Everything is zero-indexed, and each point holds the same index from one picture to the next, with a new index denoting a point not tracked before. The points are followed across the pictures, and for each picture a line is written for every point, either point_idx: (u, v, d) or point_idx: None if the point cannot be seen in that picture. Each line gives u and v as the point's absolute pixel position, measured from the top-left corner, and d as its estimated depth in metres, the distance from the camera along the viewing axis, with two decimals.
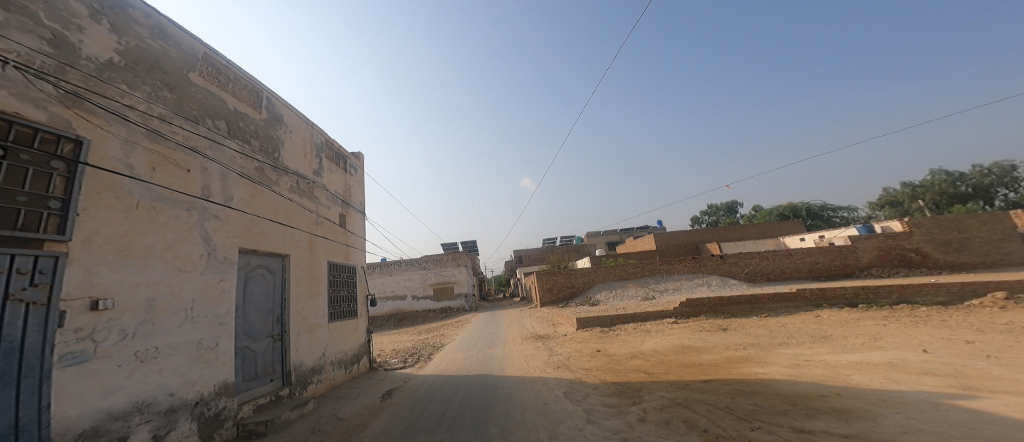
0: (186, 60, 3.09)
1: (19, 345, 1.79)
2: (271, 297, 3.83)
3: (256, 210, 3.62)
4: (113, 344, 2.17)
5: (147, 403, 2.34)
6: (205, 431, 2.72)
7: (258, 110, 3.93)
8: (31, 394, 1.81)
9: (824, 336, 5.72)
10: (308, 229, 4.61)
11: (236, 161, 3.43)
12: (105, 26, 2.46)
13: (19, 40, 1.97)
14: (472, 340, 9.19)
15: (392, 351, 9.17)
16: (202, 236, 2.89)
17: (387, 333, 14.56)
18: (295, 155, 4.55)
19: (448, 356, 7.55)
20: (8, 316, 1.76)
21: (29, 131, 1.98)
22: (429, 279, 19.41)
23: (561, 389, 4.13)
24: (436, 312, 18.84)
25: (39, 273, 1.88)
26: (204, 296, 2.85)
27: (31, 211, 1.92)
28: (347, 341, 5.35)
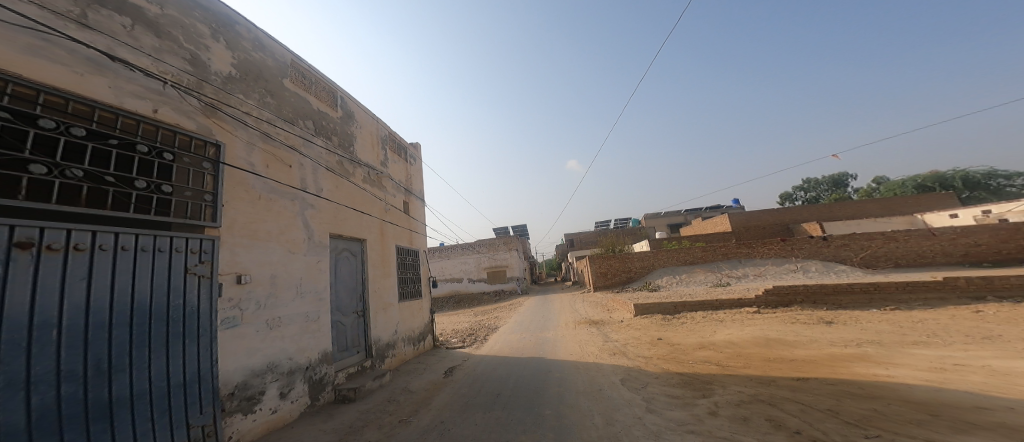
0: (279, 68, 3.37)
1: (197, 310, 2.16)
2: (355, 276, 4.18)
3: (339, 199, 3.92)
4: (252, 312, 2.57)
5: (275, 364, 2.72)
6: (313, 392, 3.09)
7: (334, 108, 4.20)
8: (207, 351, 2.19)
9: (985, 337, 4.88)
10: (379, 216, 4.90)
11: (323, 156, 3.73)
12: (223, 43, 2.76)
13: (171, 63, 2.32)
14: (524, 323, 9.36)
15: (449, 331, 9.67)
16: (305, 223, 3.21)
17: (446, 313, 15.40)
18: (365, 148, 4.81)
19: (501, 338, 7.75)
20: (189, 285, 2.12)
21: (187, 139, 2.31)
22: (482, 262, 20.05)
23: (618, 376, 4.06)
24: (491, 295, 19.24)
25: (204, 253, 2.23)
26: (309, 275, 3.19)
27: (194, 203, 2.24)
28: (414, 320, 5.70)
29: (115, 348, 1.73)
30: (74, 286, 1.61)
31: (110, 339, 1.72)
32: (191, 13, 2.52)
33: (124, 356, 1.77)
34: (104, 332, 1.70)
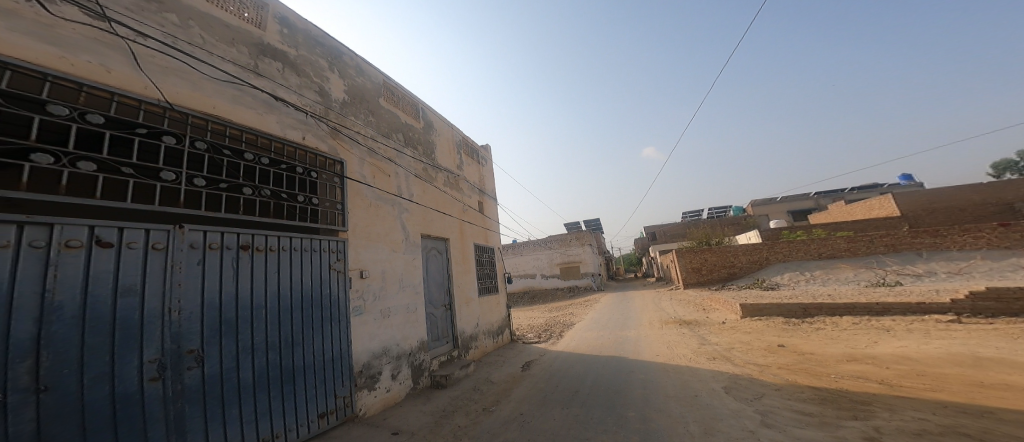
0: (376, 90, 4.08)
1: (337, 299, 2.95)
2: (443, 273, 4.62)
3: (427, 202, 4.44)
4: (370, 301, 3.31)
5: (388, 349, 3.40)
6: (415, 375, 3.68)
7: (418, 120, 4.76)
8: (345, 330, 2.98)
9: None
10: (459, 215, 5.23)
11: (413, 165, 4.33)
12: (337, 74, 3.54)
13: (309, 96, 3.11)
14: (603, 321, 9.02)
15: (527, 326, 9.76)
16: (401, 224, 3.86)
17: (522, 309, 15.63)
18: (446, 154, 5.27)
19: (580, 334, 7.56)
20: (332, 279, 2.92)
21: (325, 160, 3.14)
22: (555, 258, 19.95)
23: (719, 383, 3.64)
24: (565, 291, 19.04)
25: (338, 253, 3.03)
26: (408, 271, 3.85)
27: (330, 211, 3.07)
28: (494, 313, 5.93)
29: (291, 327, 2.53)
30: (269, 281, 2.41)
31: (289, 321, 2.51)
32: (313, 51, 3.30)
33: (299, 333, 2.57)
34: (285, 315, 2.50)
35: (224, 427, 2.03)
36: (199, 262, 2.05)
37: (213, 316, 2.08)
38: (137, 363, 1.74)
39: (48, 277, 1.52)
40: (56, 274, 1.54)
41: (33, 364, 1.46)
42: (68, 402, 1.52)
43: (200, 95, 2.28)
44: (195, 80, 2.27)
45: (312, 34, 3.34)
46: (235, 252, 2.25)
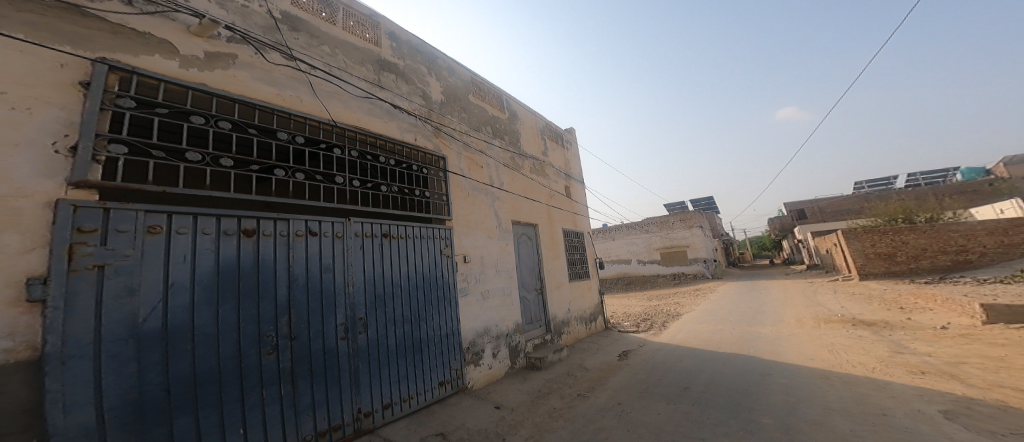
0: (465, 87, 4.70)
1: (448, 281, 3.61)
2: (533, 258, 5.17)
3: (515, 190, 5.00)
4: (473, 282, 3.95)
5: (489, 330, 3.99)
6: (512, 355, 4.22)
7: (502, 111, 5.38)
8: (455, 306, 3.64)
9: None
10: (546, 201, 5.81)
11: (500, 155, 4.96)
12: (434, 78, 4.19)
13: (417, 102, 3.80)
14: (719, 312, 8.00)
15: (622, 314, 9.32)
16: (495, 212, 4.49)
17: (618, 297, 14.93)
18: (530, 141, 5.87)
19: (687, 325, 6.88)
20: (444, 263, 3.61)
21: (431, 157, 3.85)
22: (654, 243, 18.48)
23: (922, 401, 2.81)
24: (667, 278, 17.62)
25: (447, 240, 3.71)
26: (503, 256, 4.41)
27: (438, 202, 3.78)
28: (584, 299, 6.28)
29: (421, 304, 3.25)
30: (401, 263, 3.14)
31: (419, 300, 3.24)
32: (416, 59, 4.00)
33: (424, 312, 3.25)
34: (417, 294, 3.24)
35: (381, 382, 2.76)
36: (363, 248, 2.84)
37: (373, 293, 2.83)
38: (335, 324, 2.52)
39: (291, 258, 2.34)
40: (293, 254, 2.36)
41: (287, 320, 2.27)
42: (305, 349, 2.31)
43: (350, 113, 3.03)
44: (347, 101, 3.03)
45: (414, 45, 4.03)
46: (382, 240, 3.03)
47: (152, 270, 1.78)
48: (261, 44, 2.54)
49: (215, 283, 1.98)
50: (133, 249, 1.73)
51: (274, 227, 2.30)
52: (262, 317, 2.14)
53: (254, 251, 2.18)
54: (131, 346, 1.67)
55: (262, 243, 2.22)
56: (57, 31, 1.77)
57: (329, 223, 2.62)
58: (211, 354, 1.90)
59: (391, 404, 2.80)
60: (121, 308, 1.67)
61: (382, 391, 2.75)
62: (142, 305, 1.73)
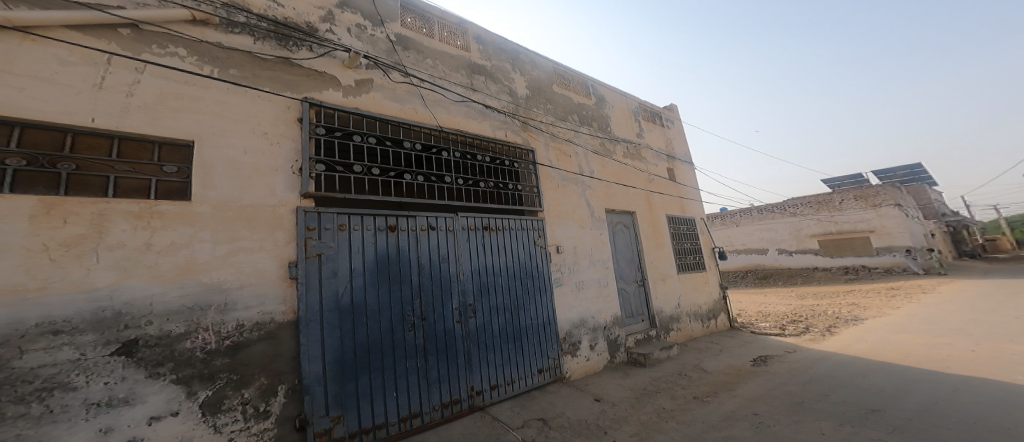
0: (543, 78, 5.99)
1: (541, 271, 4.72)
2: (631, 246, 6.35)
3: (608, 176, 6.32)
4: (558, 269, 4.96)
5: (585, 322, 5.03)
6: (612, 348, 5.21)
7: (585, 96, 6.62)
8: (547, 295, 4.71)
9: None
10: (643, 187, 7.05)
11: (587, 142, 6.21)
12: (512, 72, 5.53)
13: (500, 95, 5.19)
14: (905, 322, 7.20)
15: (762, 315, 9.67)
16: (582, 198, 5.66)
17: (757, 293, 14.92)
18: (622, 124, 7.22)
19: (871, 332, 6.65)
20: (538, 255, 4.77)
21: (518, 149, 5.18)
22: (806, 227, 17.45)
23: None
24: (835, 272, 16.10)
25: (537, 230, 4.88)
26: (597, 245, 5.55)
27: (528, 192, 5.07)
28: (699, 295, 7.33)
29: (518, 297, 4.38)
30: (497, 259, 4.33)
31: (515, 293, 4.37)
32: (500, 57, 5.43)
33: (520, 306, 4.37)
34: (512, 286, 4.37)
35: (487, 367, 3.92)
36: (467, 244, 4.09)
37: (477, 287, 4.03)
38: (453, 309, 3.78)
39: (418, 243, 3.67)
40: (421, 245, 3.69)
41: (420, 306, 3.52)
42: (434, 326, 3.57)
43: (452, 119, 4.48)
44: (448, 106, 4.49)
45: (497, 42, 5.49)
46: (482, 231, 4.29)
47: (343, 259, 3.14)
48: (386, 66, 4.03)
49: (377, 269, 3.32)
50: (335, 241, 3.14)
51: (408, 223, 3.67)
52: (406, 304, 3.42)
53: (397, 242, 3.53)
54: (336, 316, 2.98)
55: (400, 235, 3.57)
56: (282, 79, 3.28)
57: (440, 219, 3.95)
58: (377, 326, 3.19)
59: (496, 386, 3.93)
60: (331, 288, 3.01)
61: (489, 373, 3.91)
62: (339, 285, 3.06)
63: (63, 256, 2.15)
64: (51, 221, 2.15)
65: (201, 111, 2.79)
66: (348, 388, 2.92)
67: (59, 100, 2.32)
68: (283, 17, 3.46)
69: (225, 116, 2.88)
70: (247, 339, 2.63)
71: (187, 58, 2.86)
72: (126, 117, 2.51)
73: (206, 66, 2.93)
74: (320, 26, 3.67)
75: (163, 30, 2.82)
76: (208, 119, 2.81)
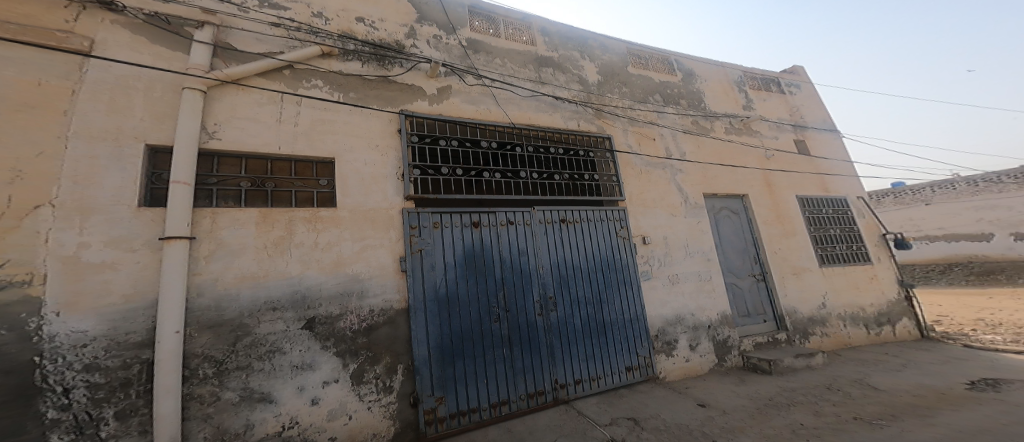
0: (622, 61, 6.62)
1: (627, 262, 5.12)
2: (743, 236, 6.45)
3: (705, 156, 6.61)
4: (633, 259, 5.17)
5: (682, 319, 5.26)
6: (721, 350, 5.40)
7: (675, 74, 7.13)
8: (632, 285, 5.03)
9: None
10: (760, 165, 7.17)
11: (678, 121, 6.64)
12: (589, 60, 6.24)
13: (564, 84, 5.81)
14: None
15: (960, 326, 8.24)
16: (673, 184, 5.99)
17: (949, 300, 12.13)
18: (720, 97, 7.45)
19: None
20: (620, 245, 5.16)
21: (587, 136, 5.67)
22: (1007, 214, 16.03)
23: None
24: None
25: (623, 219, 5.32)
26: (692, 235, 5.81)
27: (606, 181, 5.52)
28: (863, 296, 6.94)
29: (602, 291, 4.80)
30: (577, 251, 4.82)
31: (593, 289, 4.76)
32: (566, 46, 6.12)
33: (604, 299, 4.77)
34: (591, 281, 4.78)
35: (571, 363, 4.36)
36: (545, 240, 4.65)
37: (555, 283, 4.53)
38: (538, 300, 4.36)
39: (500, 238, 4.36)
40: (502, 238, 4.37)
41: (505, 300, 4.16)
42: (519, 318, 4.18)
43: (522, 113, 5.25)
44: (518, 102, 5.27)
45: (563, 33, 6.20)
46: (559, 224, 4.85)
47: (436, 254, 3.95)
48: (460, 71, 4.97)
49: (468, 263, 4.07)
50: (433, 238, 3.99)
51: (489, 219, 4.38)
52: (494, 297, 4.10)
53: (481, 237, 4.25)
54: (435, 306, 3.77)
55: (483, 230, 4.28)
56: (384, 96, 4.33)
57: (519, 214, 4.59)
58: (468, 319, 3.89)
59: (579, 381, 4.35)
60: (431, 282, 3.83)
61: (573, 368, 4.36)
62: (438, 278, 3.88)
63: (275, 252, 3.29)
64: (266, 227, 3.32)
65: (338, 132, 3.91)
66: (447, 372, 3.64)
67: (260, 133, 3.56)
68: (379, 39, 4.56)
69: (351, 135, 3.96)
70: (374, 322, 3.52)
71: (325, 89, 4.02)
72: (295, 143, 3.68)
73: (335, 92, 4.06)
74: (406, 42, 4.74)
75: (308, 66, 4.01)
76: (340, 137, 3.91)
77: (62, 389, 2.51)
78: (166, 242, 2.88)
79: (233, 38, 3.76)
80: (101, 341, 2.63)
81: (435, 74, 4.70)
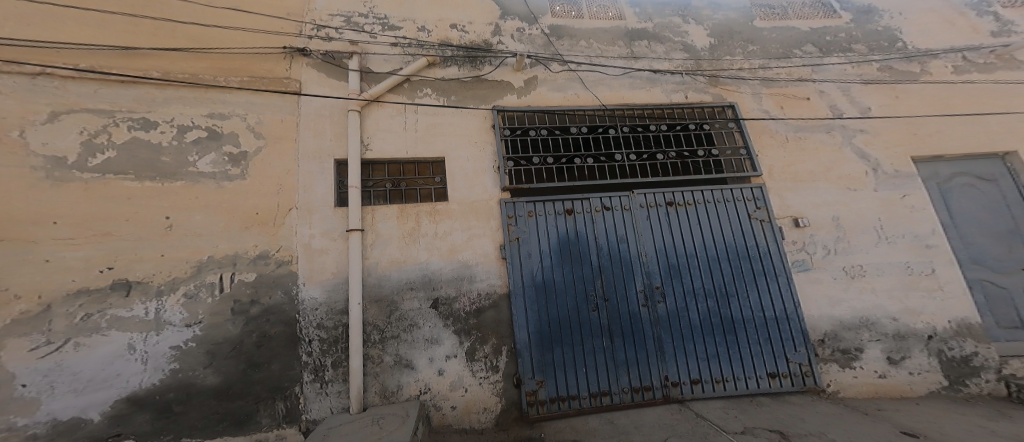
0: (746, 17, 5.99)
1: (765, 250, 4.51)
2: (987, 203, 4.83)
3: (899, 109, 5.29)
4: (775, 241, 4.56)
5: (873, 324, 4.29)
6: (951, 371, 4.17)
7: (836, 16, 6.04)
8: (783, 286, 4.37)
9: None
10: (1000, 107, 5.29)
11: (849, 71, 5.58)
12: (694, 23, 5.88)
13: (678, 55, 5.61)
14: None
15: None
16: (849, 149, 5.03)
17: None
18: (931, 30, 5.87)
19: None
20: (750, 230, 4.58)
21: (685, 109, 5.25)
22: None
23: None
24: None
25: (761, 201, 4.72)
26: (891, 214, 4.71)
27: (733, 156, 5.02)
28: None
29: (723, 282, 4.36)
30: (692, 229, 4.53)
31: (708, 280, 4.36)
32: (663, 14, 5.90)
33: (729, 286, 4.34)
34: (701, 275, 4.37)
35: (682, 362, 4.07)
36: (646, 226, 4.51)
37: (661, 270, 4.35)
38: (640, 290, 4.25)
39: (592, 223, 4.46)
40: (598, 224, 4.49)
41: (602, 287, 4.22)
42: (624, 310, 4.17)
43: (615, 92, 5.27)
44: (610, 83, 5.31)
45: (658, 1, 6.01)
46: (664, 206, 4.62)
47: (530, 236, 4.35)
48: (545, 59, 5.31)
49: (560, 251, 4.33)
50: (529, 226, 4.40)
51: (582, 206, 4.53)
52: (592, 286, 4.21)
53: (570, 222, 4.47)
54: (534, 291, 4.13)
55: (576, 217, 4.46)
56: (477, 95, 4.94)
57: (615, 200, 4.57)
58: (564, 304, 4.11)
59: (700, 381, 4.02)
60: (527, 263, 4.24)
61: (710, 365, 4.07)
62: (531, 264, 4.24)
63: (408, 240, 4.12)
64: (406, 218, 4.18)
65: (448, 134, 4.67)
66: (547, 356, 3.93)
67: (395, 142, 4.46)
68: (469, 41, 5.24)
69: (456, 136, 4.68)
70: (483, 306, 4.07)
71: (432, 96, 4.82)
72: (415, 148, 4.50)
73: (440, 97, 4.83)
74: (493, 40, 5.32)
75: (420, 78, 4.86)
76: (448, 138, 4.66)
77: (307, 340, 3.51)
78: (350, 233, 3.82)
79: (370, 62, 4.74)
80: (324, 306, 3.62)
81: (521, 67, 5.15)
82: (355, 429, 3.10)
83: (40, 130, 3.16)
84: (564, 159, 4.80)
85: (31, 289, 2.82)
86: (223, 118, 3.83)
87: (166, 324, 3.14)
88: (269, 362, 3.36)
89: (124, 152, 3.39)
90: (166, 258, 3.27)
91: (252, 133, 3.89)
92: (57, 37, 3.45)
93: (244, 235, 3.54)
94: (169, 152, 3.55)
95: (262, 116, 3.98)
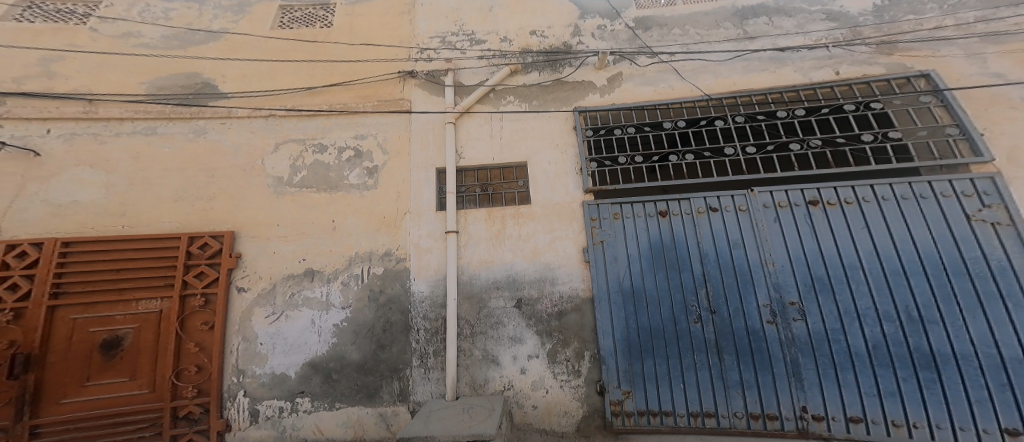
0: None
1: (1004, 264, 3.46)
2: None
3: None
4: (1019, 255, 3.47)
5: None
6: None
7: None
8: None
9: None
10: None
11: None
12: None
13: (819, 27, 5.21)
14: None
15: None
16: None
17: None
18: None
19: None
20: (982, 234, 3.61)
21: (865, 86, 4.76)
22: None
23: None
24: None
25: (988, 197, 3.74)
26: None
27: (940, 136, 4.22)
28: None
29: (909, 306, 3.53)
30: (854, 238, 3.87)
31: (881, 299, 3.61)
32: None
33: (926, 309, 3.48)
34: (868, 292, 3.66)
35: (832, 393, 3.44)
36: (776, 230, 4.06)
37: (800, 283, 3.83)
38: (762, 304, 3.83)
39: (696, 227, 4.25)
40: (700, 229, 4.24)
41: (705, 297, 3.97)
42: (748, 326, 3.78)
43: (723, 78, 5.13)
44: (714, 69, 5.21)
45: None
46: (804, 207, 4.09)
47: (619, 240, 4.39)
48: (628, 53, 5.52)
49: (652, 256, 4.24)
50: (613, 228, 4.47)
51: (680, 208, 4.38)
52: (688, 292, 4.02)
53: (670, 227, 4.32)
54: (620, 297, 4.14)
55: (671, 219, 4.34)
56: (560, 97, 5.38)
57: (723, 200, 4.29)
58: (657, 315, 4.00)
59: (864, 421, 3.30)
60: (613, 268, 4.28)
61: (885, 404, 3.31)
62: (619, 269, 4.26)
63: (495, 242, 4.63)
64: (493, 220, 4.73)
65: (530, 138, 5.15)
66: (635, 367, 3.88)
67: (483, 148, 5.17)
68: (548, 44, 5.81)
69: (539, 138, 5.13)
70: (561, 309, 4.26)
71: (516, 102, 5.44)
72: (502, 153, 5.12)
73: (522, 103, 5.42)
74: (572, 40, 5.79)
75: (504, 86, 5.57)
76: (531, 142, 5.13)
77: (415, 329, 4.39)
78: (447, 234, 4.62)
79: (462, 76, 5.72)
80: (429, 300, 4.47)
81: (603, 65, 5.44)
82: (449, 414, 3.64)
83: (272, 158, 5.14)
84: (656, 157, 4.86)
85: (267, 272, 4.57)
86: (364, 138, 5.29)
87: (331, 305, 4.49)
88: (389, 345, 4.35)
89: (311, 170, 5.10)
90: (335, 252, 4.67)
91: (380, 149, 5.22)
92: (277, 86, 5.62)
93: (376, 234, 4.75)
94: (335, 168, 5.12)
95: (388, 134, 5.31)
